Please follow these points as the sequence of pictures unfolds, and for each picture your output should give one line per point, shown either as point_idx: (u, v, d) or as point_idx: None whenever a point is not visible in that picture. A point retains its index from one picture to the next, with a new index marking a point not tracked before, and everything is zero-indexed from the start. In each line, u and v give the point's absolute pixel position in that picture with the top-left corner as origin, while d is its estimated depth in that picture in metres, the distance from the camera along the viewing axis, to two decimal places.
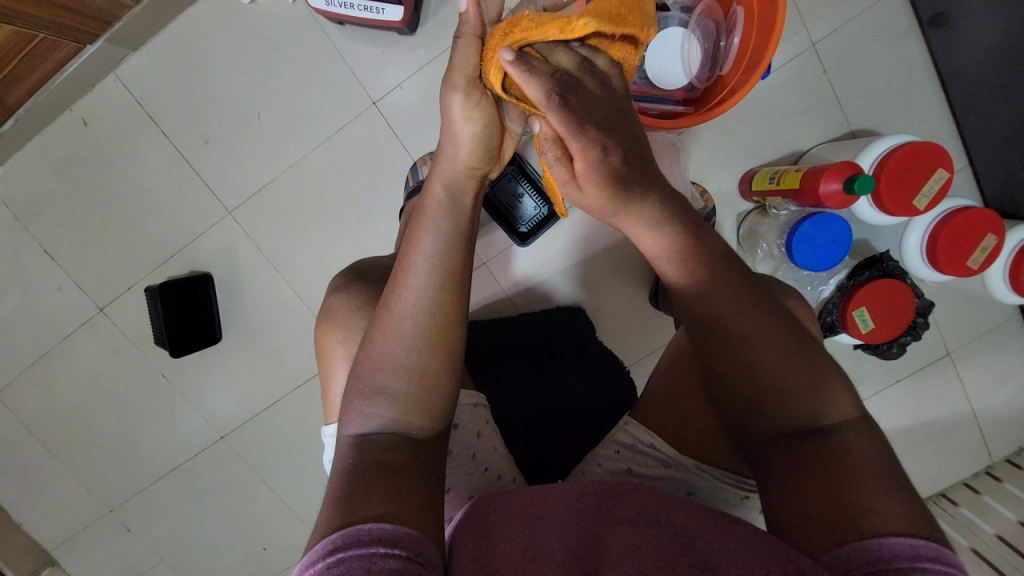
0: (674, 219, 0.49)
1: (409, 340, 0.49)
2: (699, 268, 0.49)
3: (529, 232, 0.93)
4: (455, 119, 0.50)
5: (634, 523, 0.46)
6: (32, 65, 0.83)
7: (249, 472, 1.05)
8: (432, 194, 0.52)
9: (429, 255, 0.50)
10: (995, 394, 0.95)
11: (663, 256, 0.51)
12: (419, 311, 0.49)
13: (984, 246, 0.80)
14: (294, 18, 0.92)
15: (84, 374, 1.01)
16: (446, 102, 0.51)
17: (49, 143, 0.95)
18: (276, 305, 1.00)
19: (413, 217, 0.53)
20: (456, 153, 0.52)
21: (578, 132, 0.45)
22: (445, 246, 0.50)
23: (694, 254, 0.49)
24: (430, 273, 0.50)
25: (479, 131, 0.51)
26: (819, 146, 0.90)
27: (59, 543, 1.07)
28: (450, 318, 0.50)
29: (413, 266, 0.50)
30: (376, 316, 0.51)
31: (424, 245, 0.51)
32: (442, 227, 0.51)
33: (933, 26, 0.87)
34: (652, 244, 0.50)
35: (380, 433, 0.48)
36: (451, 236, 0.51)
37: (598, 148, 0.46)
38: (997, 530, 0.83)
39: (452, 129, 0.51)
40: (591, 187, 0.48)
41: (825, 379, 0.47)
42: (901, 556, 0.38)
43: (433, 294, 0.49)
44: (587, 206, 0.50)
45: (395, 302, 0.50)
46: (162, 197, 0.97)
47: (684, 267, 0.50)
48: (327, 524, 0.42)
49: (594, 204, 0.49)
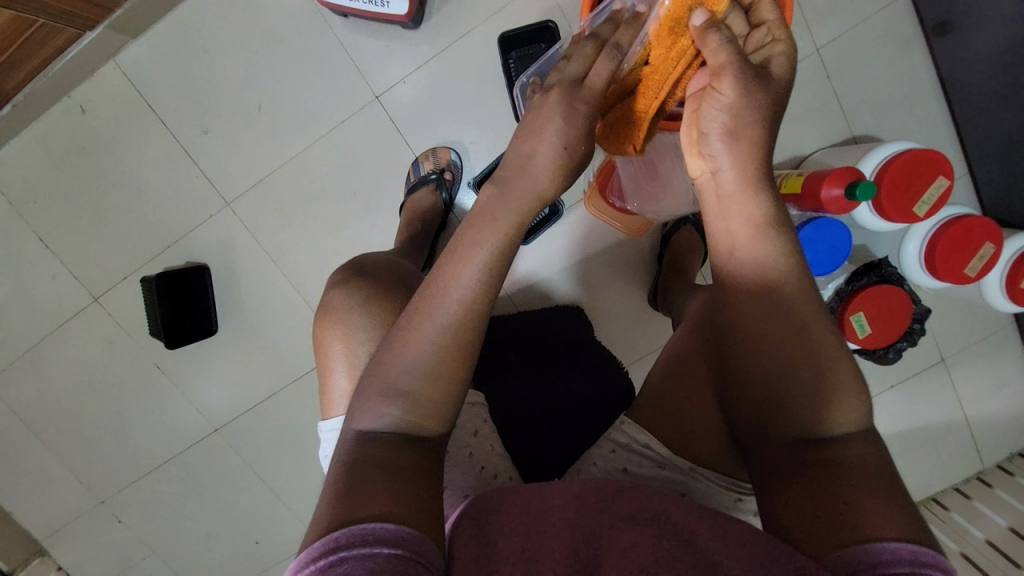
0: (769, 189, 0.50)
1: (435, 348, 0.49)
2: (783, 242, 0.49)
3: (531, 231, 0.94)
4: (551, 123, 0.52)
5: (638, 522, 0.46)
6: (31, 50, 0.82)
7: (242, 465, 1.05)
8: (488, 205, 0.52)
9: (472, 266, 0.50)
10: (988, 402, 0.96)
11: (753, 230, 0.49)
12: (454, 317, 0.49)
13: (982, 254, 0.81)
14: (297, 9, 0.91)
15: (77, 364, 1.00)
16: (548, 109, 0.53)
17: (45, 130, 0.94)
18: (274, 298, 0.99)
19: (463, 227, 0.52)
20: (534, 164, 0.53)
21: (784, 42, 0.50)
22: (491, 261, 0.50)
23: (779, 224, 0.49)
24: (468, 284, 0.49)
25: (571, 144, 0.53)
26: (820, 151, 0.91)
27: (49, 533, 1.06)
28: (473, 329, 0.50)
29: (449, 276, 0.50)
30: (403, 319, 0.50)
31: (467, 257, 0.50)
32: (492, 243, 0.51)
33: (937, 34, 0.87)
34: (754, 203, 0.49)
35: (389, 432, 0.48)
36: (501, 253, 0.51)
37: (787, 60, 0.51)
38: (987, 536, 0.85)
39: (541, 120, 0.53)
40: (773, 81, 0.50)
41: (842, 400, 0.46)
42: (902, 562, 0.38)
43: (467, 304, 0.49)
44: (750, 103, 0.48)
45: (424, 305, 0.49)
46: (159, 187, 0.96)
47: (774, 234, 0.49)
48: (328, 518, 0.42)
49: (763, 100, 0.49)
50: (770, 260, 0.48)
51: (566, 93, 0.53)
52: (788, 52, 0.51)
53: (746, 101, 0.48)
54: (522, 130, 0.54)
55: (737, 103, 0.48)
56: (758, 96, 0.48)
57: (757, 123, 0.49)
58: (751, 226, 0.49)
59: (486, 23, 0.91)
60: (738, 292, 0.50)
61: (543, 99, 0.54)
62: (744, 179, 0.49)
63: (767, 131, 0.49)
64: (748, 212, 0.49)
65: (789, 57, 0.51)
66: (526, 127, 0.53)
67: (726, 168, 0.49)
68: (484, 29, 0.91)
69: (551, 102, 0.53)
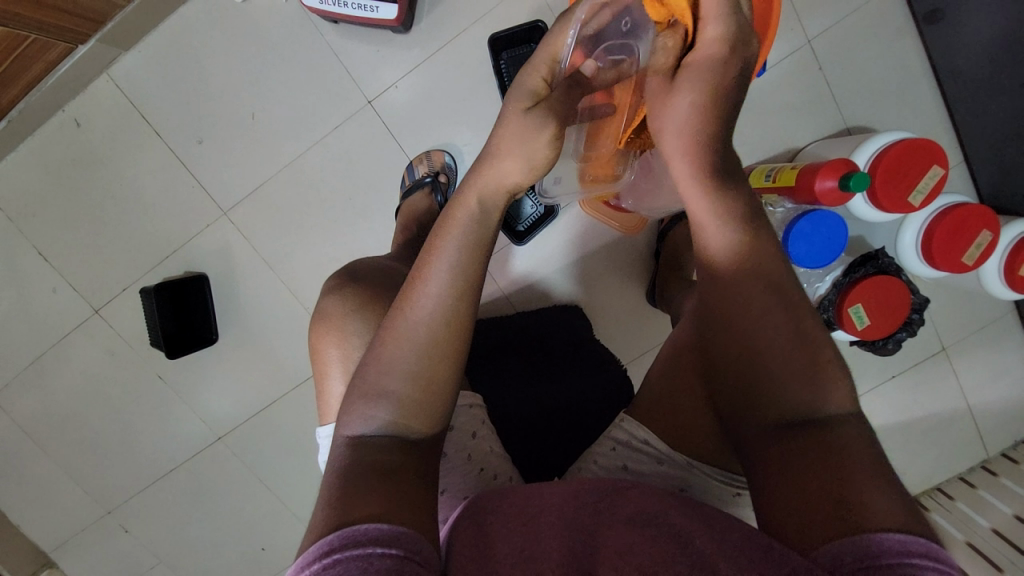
0: (722, 182, 0.51)
1: (419, 349, 0.49)
2: (729, 235, 0.50)
3: (526, 232, 0.94)
4: (517, 121, 0.52)
5: (632, 522, 0.46)
6: (24, 65, 0.82)
7: (246, 473, 1.05)
8: (465, 205, 0.52)
9: (450, 264, 0.50)
10: (991, 390, 0.96)
11: (707, 224, 0.51)
12: (434, 314, 0.49)
13: (979, 241, 0.81)
14: (288, 16, 0.91)
15: (79, 376, 1.01)
16: (507, 120, 0.53)
17: (41, 143, 0.95)
18: (273, 305, 0.99)
19: (438, 224, 0.52)
20: (503, 166, 0.52)
21: (722, 33, 0.48)
22: (469, 258, 0.50)
23: (738, 223, 0.50)
24: (450, 282, 0.49)
25: (548, 155, 0.52)
26: (814, 143, 0.90)
27: (57, 544, 1.07)
28: (462, 330, 0.50)
29: (429, 275, 0.50)
30: (387, 320, 0.51)
31: (445, 255, 0.50)
32: (466, 239, 0.50)
33: (929, 23, 0.87)
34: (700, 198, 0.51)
35: (377, 436, 0.48)
36: (477, 247, 0.51)
37: (728, 48, 0.49)
38: (993, 525, 0.85)
39: (506, 131, 0.52)
40: (690, 84, 0.50)
41: (831, 387, 0.47)
42: (892, 552, 0.37)
43: (449, 304, 0.49)
44: (670, 113, 0.52)
45: (409, 308, 0.49)
46: (156, 197, 0.96)
47: (731, 231, 0.50)
48: (323, 524, 0.42)
49: (680, 108, 0.51)
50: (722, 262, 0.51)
51: (516, 93, 0.55)
52: (719, 52, 0.49)
53: (673, 104, 0.51)
54: (500, 132, 0.52)
55: (660, 107, 0.53)
56: (672, 106, 0.52)
57: (685, 122, 0.51)
58: (705, 220, 0.51)
59: (476, 25, 0.91)
60: (726, 280, 0.50)
61: (515, 111, 0.53)
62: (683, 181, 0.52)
63: (705, 127, 0.50)
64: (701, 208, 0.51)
65: (728, 47, 0.49)
66: (497, 137, 0.53)
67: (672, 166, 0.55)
68: (475, 31, 0.91)
69: (512, 101, 0.54)
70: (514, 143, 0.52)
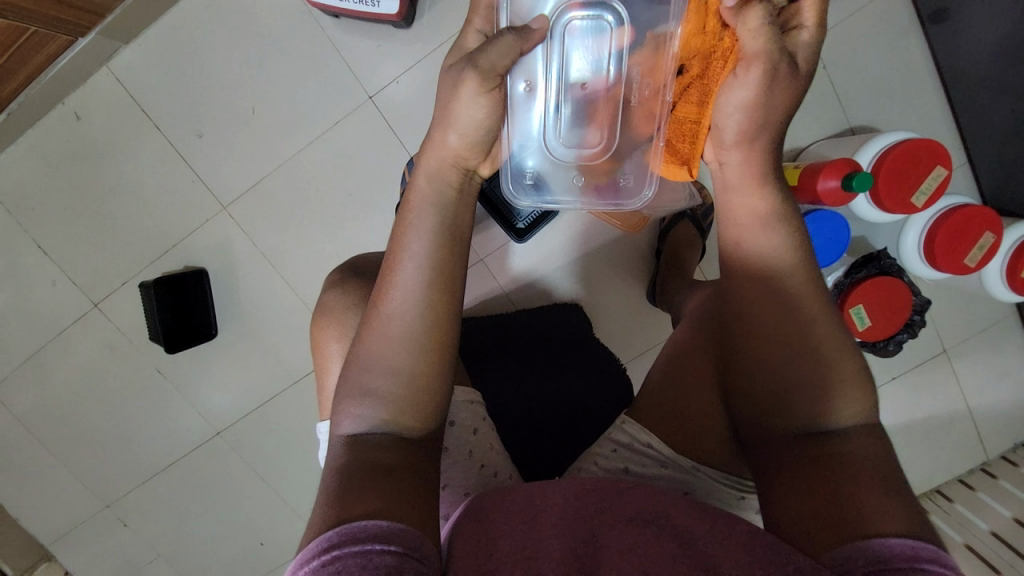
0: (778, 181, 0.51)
1: (400, 340, 0.49)
2: (782, 232, 0.49)
3: (526, 229, 0.92)
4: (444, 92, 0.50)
5: (634, 523, 0.46)
6: (25, 57, 0.82)
7: (245, 468, 1.05)
8: (417, 189, 0.52)
9: (417, 250, 0.49)
10: (992, 391, 0.96)
11: (755, 223, 0.50)
12: (416, 305, 0.49)
13: (982, 243, 0.81)
14: (288, 10, 0.91)
15: (79, 370, 1.01)
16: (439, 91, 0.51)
17: (40, 137, 0.94)
18: (272, 300, 0.99)
19: (400, 212, 0.52)
20: (444, 137, 0.51)
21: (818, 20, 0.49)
22: (434, 242, 0.50)
23: (788, 217, 0.50)
24: (421, 269, 0.49)
25: (484, 118, 0.50)
26: (817, 143, 0.90)
27: (56, 538, 1.07)
28: (444, 320, 0.50)
29: (401, 264, 0.50)
30: (366, 313, 0.51)
31: (410, 242, 0.50)
32: (429, 225, 0.50)
33: (934, 22, 0.86)
34: (756, 197, 0.51)
35: (373, 434, 0.48)
36: (442, 231, 0.50)
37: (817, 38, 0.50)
38: (992, 527, 0.85)
39: (442, 107, 0.51)
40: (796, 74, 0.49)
41: (838, 389, 0.46)
42: (900, 557, 0.38)
43: (428, 293, 0.49)
44: (773, 97, 0.49)
45: (385, 300, 0.49)
46: (155, 191, 0.96)
47: (783, 227, 0.50)
48: (321, 521, 0.42)
49: (785, 91, 0.49)
50: (771, 252, 0.49)
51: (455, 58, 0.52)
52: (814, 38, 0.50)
53: (775, 87, 0.48)
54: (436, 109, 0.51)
55: (761, 86, 0.48)
56: (778, 90, 0.49)
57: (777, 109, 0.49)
58: (753, 219, 0.50)
59: None
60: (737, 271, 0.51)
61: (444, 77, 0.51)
62: (755, 173, 0.51)
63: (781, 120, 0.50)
64: (755, 197, 0.50)
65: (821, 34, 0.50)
66: (436, 114, 0.51)
67: (735, 166, 0.51)
68: None
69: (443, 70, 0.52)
70: (446, 115, 0.50)
